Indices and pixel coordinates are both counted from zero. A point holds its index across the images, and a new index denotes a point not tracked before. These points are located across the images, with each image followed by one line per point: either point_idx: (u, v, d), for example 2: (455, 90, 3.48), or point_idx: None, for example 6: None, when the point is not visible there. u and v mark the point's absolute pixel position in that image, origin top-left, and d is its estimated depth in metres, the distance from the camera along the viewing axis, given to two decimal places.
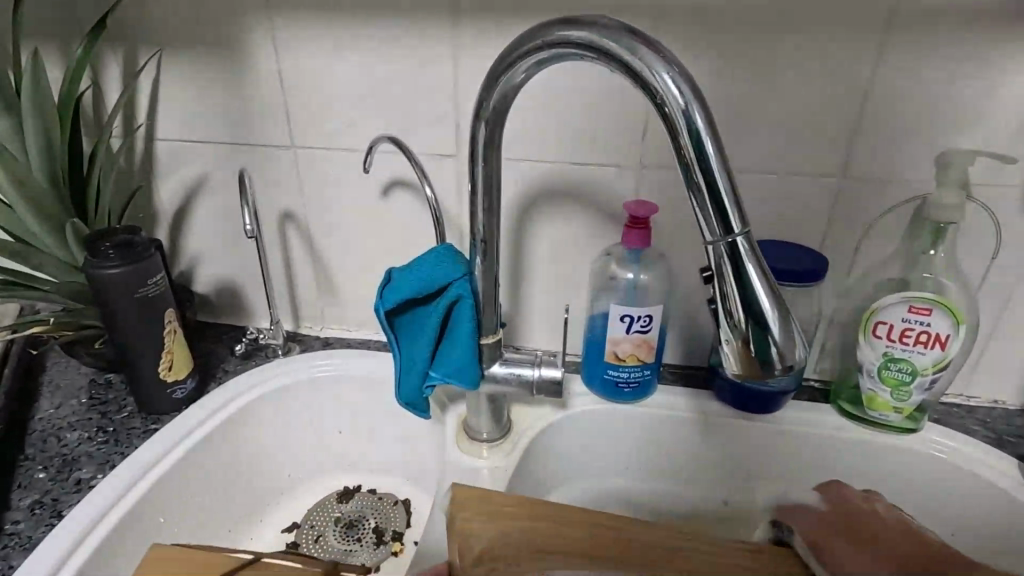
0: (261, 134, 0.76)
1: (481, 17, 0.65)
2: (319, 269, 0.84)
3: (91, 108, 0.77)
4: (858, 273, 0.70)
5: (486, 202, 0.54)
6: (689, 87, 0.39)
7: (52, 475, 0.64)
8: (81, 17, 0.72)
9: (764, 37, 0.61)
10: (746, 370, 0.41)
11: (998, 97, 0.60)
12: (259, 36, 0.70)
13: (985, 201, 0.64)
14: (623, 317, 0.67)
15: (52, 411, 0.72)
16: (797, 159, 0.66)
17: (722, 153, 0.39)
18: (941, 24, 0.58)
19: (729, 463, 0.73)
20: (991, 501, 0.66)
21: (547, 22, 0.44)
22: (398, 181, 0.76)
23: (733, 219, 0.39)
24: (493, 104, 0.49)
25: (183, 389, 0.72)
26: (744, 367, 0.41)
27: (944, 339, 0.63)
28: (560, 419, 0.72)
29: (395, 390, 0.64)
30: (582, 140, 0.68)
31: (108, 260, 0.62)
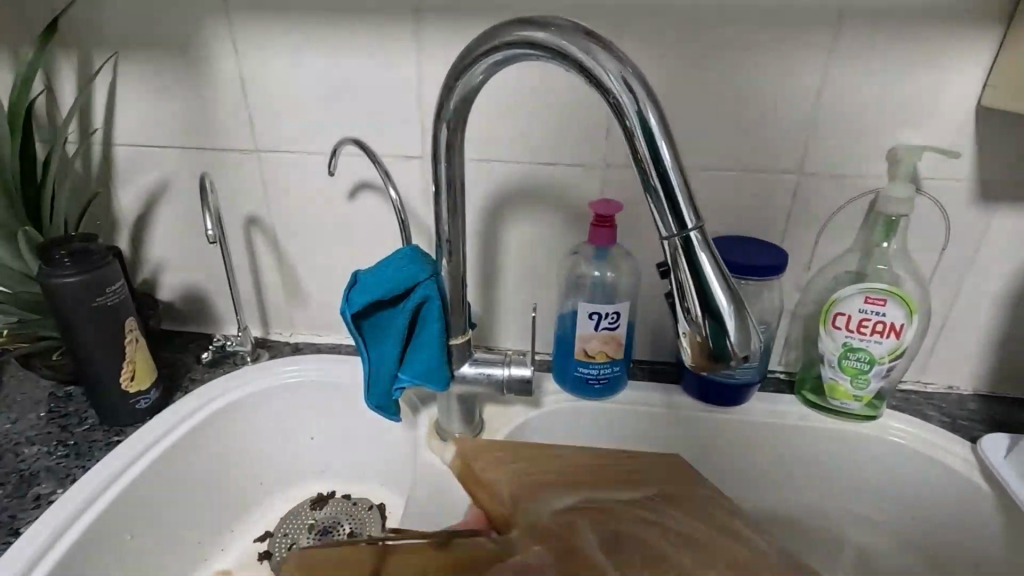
0: (223, 138, 0.75)
1: (443, 18, 0.66)
2: (286, 273, 0.83)
3: (44, 113, 0.75)
4: (817, 267, 0.72)
5: (450, 202, 0.54)
6: (642, 87, 0.40)
7: (9, 491, 0.62)
8: (31, 21, 0.70)
9: (720, 36, 0.62)
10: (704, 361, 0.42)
11: (942, 94, 0.62)
12: (219, 39, 0.69)
13: (933, 194, 0.67)
14: (592, 314, 0.68)
15: (9, 426, 0.70)
16: (756, 156, 0.67)
17: (675, 151, 0.40)
18: (886, 24, 0.60)
19: (699, 455, 0.74)
20: (947, 482, 0.68)
21: (505, 24, 0.44)
22: (365, 183, 0.75)
23: (688, 215, 0.39)
24: (454, 105, 0.49)
25: (147, 400, 0.70)
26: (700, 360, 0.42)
27: (898, 329, 0.65)
28: (532, 418, 0.72)
29: (365, 394, 0.63)
30: (547, 140, 0.69)
31: (63, 268, 0.61)
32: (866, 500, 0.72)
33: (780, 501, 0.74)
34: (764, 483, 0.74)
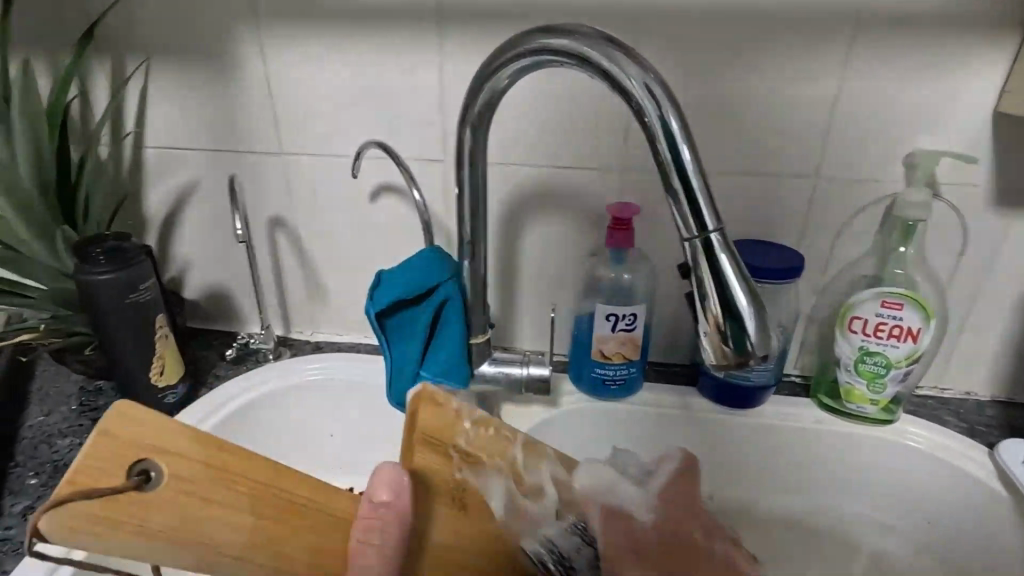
0: (250, 141, 0.77)
1: (465, 26, 0.67)
2: (308, 273, 0.85)
3: (79, 117, 0.78)
4: (833, 271, 0.73)
5: (473, 204, 0.56)
6: (665, 92, 0.41)
7: (44, 481, 0.65)
8: (69, 28, 0.73)
9: (740, 42, 0.63)
10: (412, 403, 0.51)
11: (960, 101, 0.63)
12: (247, 45, 0.72)
13: (951, 200, 0.67)
14: (609, 316, 0.69)
15: (41, 418, 0.72)
16: (774, 161, 0.68)
17: (696, 154, 0.41)
18: (905, 32, 0.61)
19: (714, 458, 0.75)
20: (964, 487, 0.68)
21: (529, 32, 0.45)
22: (386, 186, 0.77)
23: (709, 217, 0.41)
24: (479, 108, 0.51)
25: (174, 394, 0.72)
26: (417, 405, 0.51)
27: (915, 333, 0.66)
28: (549, 418, 0.73)
29: (386, 391, 0.65)
30: (566, 144, 0.70)
31: (98, 265, 0.63)
32: (882, 504, 0.73)
33: (795, 504, 0.75)
34: (778, 486, 0.75)
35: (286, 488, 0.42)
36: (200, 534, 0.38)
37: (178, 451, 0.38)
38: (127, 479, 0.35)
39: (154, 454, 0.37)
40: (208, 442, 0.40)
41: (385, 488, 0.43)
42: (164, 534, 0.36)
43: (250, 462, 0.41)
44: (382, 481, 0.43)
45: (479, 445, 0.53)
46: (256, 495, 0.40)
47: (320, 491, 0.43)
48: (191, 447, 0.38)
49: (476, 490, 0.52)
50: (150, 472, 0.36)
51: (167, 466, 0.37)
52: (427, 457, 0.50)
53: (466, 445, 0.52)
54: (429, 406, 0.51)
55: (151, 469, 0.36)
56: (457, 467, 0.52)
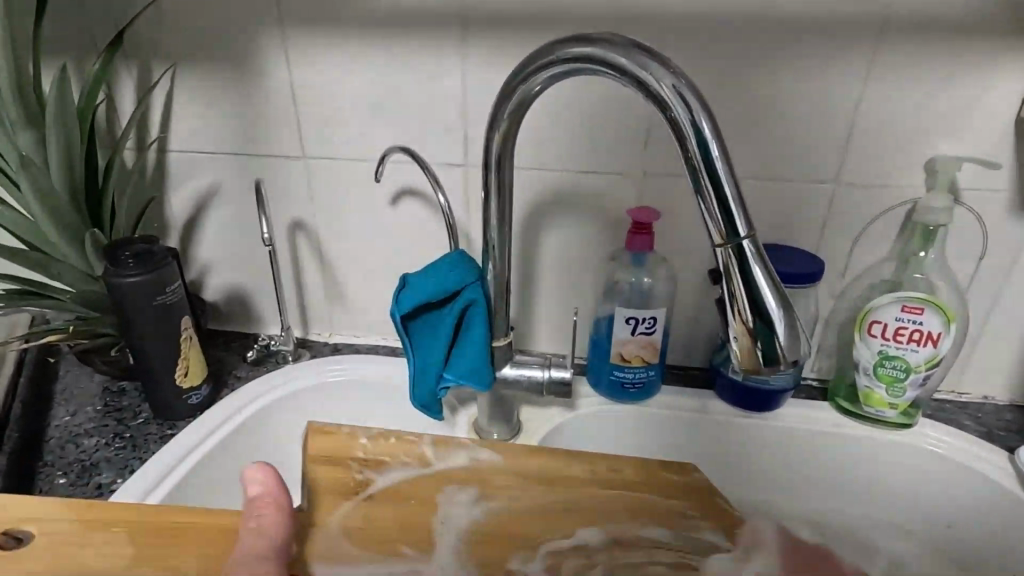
0: (273, 145, 0.78)
1: (489, 33, 0.68)
2: (328, 276, 0.85)
3: (104, 122, 0.79)
4: (853, 276, 0.73)
5: (500, 209, 0.56)
6: (698, 100, 0.42)
7: (73, 480, 0.66)
8: (97, 35, 0.74)
9: (763, 48, 0.64)
10: (308, 437, 0.65)
11: (983, 107, 0.63)
12: (273, 52, 0.72)
13: (971, 205, 0.67)
14: (629, 320, 0.69)
15: (68, 418, 0.73)
16: (794, 166, 0.69)
17: (729, 162, 0.42)
18: (928, 38, 0.61)
19: (732, 461, 0.75)
20: (983, 491, 0.68)
21: (561, 40, 0.46)
22: (407, 190, 0.78)
23: (740, 224, 0.41)
24: (508, 114, 0.51)
25: (199, 395, 0.73)
26: (308, 438, 0.65)
27: (935, 337, 0.66)
28: (568, 420, 0.74)
29: (410, 393, 0.66)
30: (587, 148, 0.71)
31: (128, 268, 0.64)
32: (900, 509, 0.73)
33: (813, 508, 0.75)
34: (796, 489, 0.75)
35: (141, 512, 0.57)
36: (86, 557, 0.54)
37: (40, 515, 0.56)
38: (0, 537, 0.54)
39: (28, 522, 0.55)
40: (76, 505, 0.57)
41: (258, 480, 0.53)
42: (65, 560, 0.53)
43: (114, 508, 0.58)
44: (250, 479, 0.53)
45: (379, 454, 0.64)
46: (137, 528, 0.56)
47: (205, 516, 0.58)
48: (49, 510, 0.57)
49: (380, 484, 0.62)
50: (23, 534, 0.55)
51: (35, 527, 0.55)
52: (332, 471, 0.63)
53: (365, 455, 0.64)
54: (322, 436, 0.65)
55: (24, 534, 0.55)
56: (357, 470, 0.63)
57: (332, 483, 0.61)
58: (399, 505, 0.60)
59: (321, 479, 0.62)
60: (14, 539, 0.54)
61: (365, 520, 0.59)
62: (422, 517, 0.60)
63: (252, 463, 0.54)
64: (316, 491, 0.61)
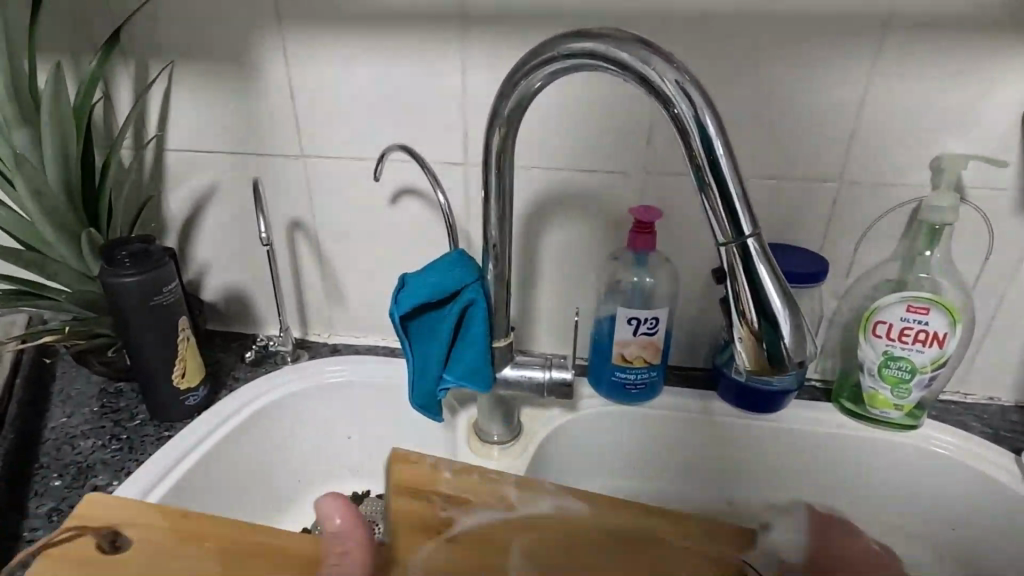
0: (273, 144, 0.77)
1: (490, 29, 0.67)
2: (327, 276, 0.85)
3: (101, 121, 0.78)
4: (856, 275, 0.72)
5: (499, 207, 0.56)
6: (702, 96, 0.41)
7: (68, 482, 0.65)
8: (95, 33, 0.73)
9: (766, 45, 0.63)
10: (390, 469, 0.61)
11: (988, 103, 0.62)
12: (272, 49, 0.72)
13: (977, 203, 0.66)
14: (631, 320, 0.69)
15: (64, 420, 0.73)
16: (797, 164, 0.68)
17: (733, 159, 0.41)
18: (932, 34, 0.61)
19: (734, 462, 0.75)
20: (988, 493, 0.68)
21: (562, 35, 0.45)
22: (407, 189, 0.77)
23: (745, 222, 0.41)
24: (509, 112, 0.50)
25: (196, 396, 0.73)
26: (392, 470, 0.61)
27: (941, 338, 0.65)
28: (569, 422, 0.73)
29: (409, 394, 0.65)
30: (589, 146, 0.70)
31: (124, 268, 0.63)
32: (904, 511, 0.72)
33: (816, 510, 0.74)
34: (798, 491, 0.74)
35: (218, 531, 0.53)
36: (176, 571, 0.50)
37: (138, 522, 0.53)
38: (96, 538, 0.51)
39: (119, 526, 0.52)
40: (167, 514, 0.54)
41: (331, 510, 0.52)
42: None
43: (207, 522, 0.54)
44: (326, 510, 0.52)
45: (464, 491, 0.60)
46: (239, 553, 0.52)
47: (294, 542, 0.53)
48: (154, 517, 0.53)
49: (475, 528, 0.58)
50: (118, 542, 0.51)
51: (132, 534, 0.52)
52: (414, 504, 0.58)
53: (449, 492, 0.60)
54: (405, 466, 0.61)
55: (119, 541, 0.51)
56: (442, 507, 0.59)
57: (406, 511, 0.58)
58: (473, 540, 0.57)
59: (412, 507, 0.58)
60: (108, 545, 0.51)
61: (446, 561, 0.55)
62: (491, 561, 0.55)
63: (325, 494, 0.53)
64: (404, 526, 0.57)
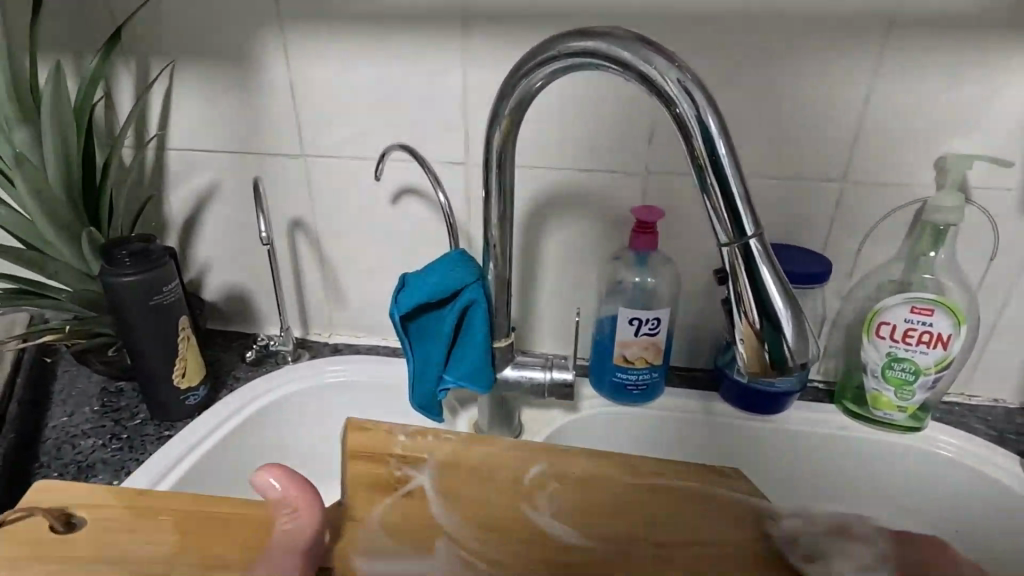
0: (273, 143, 0.77)
1: (491, 28, 0.67)
2: (328, 275, 0.85)
3: (102, 120, 0.78)
4: (860, 276, 0.72)
5: (500, 207, 0.55)
6: (704, 95, 0.40)
7: (68, 482, 0.65)
8: (96, 32, 0.73)
9: (769, 44, 0.63)
10: (345, 435, 0.59)
11: (994, 104, 0.62)
12: (272, 47, 0.72)
13: (982, 204, 0.66)
14: (632, 320, 0.68)
15: (65, 419, 0.73)
16: (800, 165, 0.67)
17: (736, 158, 0.41)
18: (937, 34, 0.60)
19: (736, 464, 0.74)
20: (993, 496, 0.67)
21: (563, 33, 0.45)
22: (407, 188, 0.77)
23: (748, 222, 0.40)
24: (509, 111, 0.50)
25: (196, 396, 0.72)
26: (345, 435, 0.60)
27: (945, 339, 0.65)
28: (570, 423, 0.73)
29: (409, 395, 0.65)
30: (590, 146, 0.70)
31: (124, 267, 0.63)
32: (908, 513, 0.71)
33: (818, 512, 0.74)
34: (801, 493, 0.74)
35: (170, 503, 0.53)
36: (137, 548, 0.49)
37: (90, 500, 0.53)
38: (48, 518, 0.51)
39: (70, 506, 0.52)
40: (129, 493, 0.54)
41: (276, 481, 0.49)
42: (108, 551, 0.49)
43: (179, 496, 0.54)
44: (263, 484, 0.49)
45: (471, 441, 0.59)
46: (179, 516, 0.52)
47: (229, 506, 0.53)
48: (107, 496, 0.53)
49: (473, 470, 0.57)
50: (73, 521, 0.51)
51: (88, 513, 0.52)
52: (420, 444, 0.59)
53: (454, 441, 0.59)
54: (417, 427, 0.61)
55: (74, 520, 0.51)
56: (396, 466, 0.57)
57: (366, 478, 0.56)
58: (431, 492, 0.55)
59: (372, 469, 0.57)
60: (62, 525, 0.51)
61: (441, 491, 0.55)
62: (467, 525, 0.52)
63: (262, 467, 0.50)
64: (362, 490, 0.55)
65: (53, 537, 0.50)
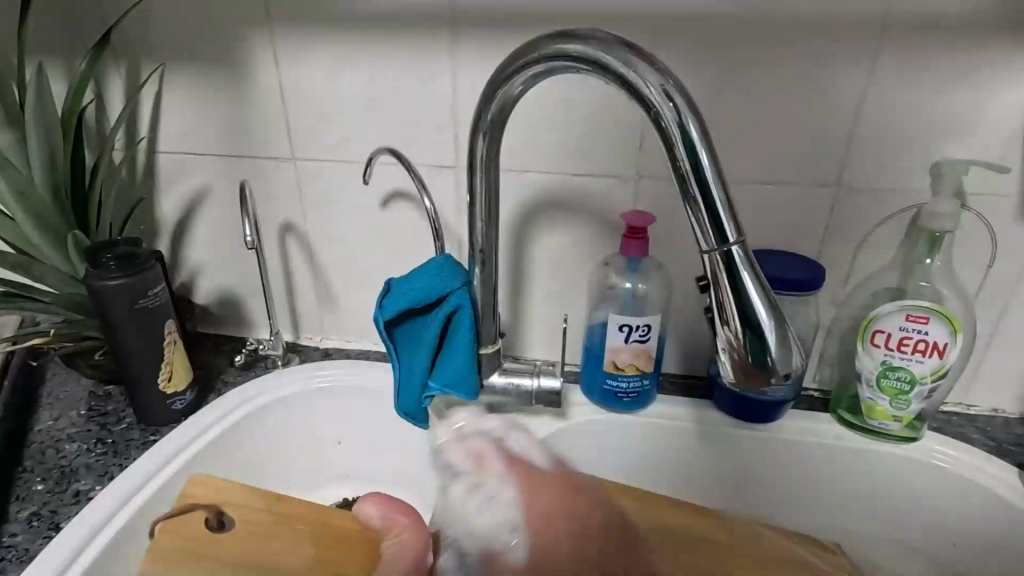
0: (263, 147, 0.76)
1: (481, 31, 0.66)
2: (319, 279, 0.84)
3: (93, 122, 0.78)
4: (854, 283, 0.71)
5: (485, 212, 0.55)
6: (684, 99, 0.40)
7: (51, 487, 0.64)
8: (86, 34, 0.73)
9: (761, 46, 0.62)
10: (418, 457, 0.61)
11: (990, 108, 0.61)
12: (262, 51, 0.71)
13: (980, 210, 0.65)
14: (622, 327, 0.67)
15: (51, 423, 0.72)
16: (793, 169, 0.66)
17: (717, 163, 0.40)
18: (931, 36, 0.59)
19: (729, 473, 0.73)
20: (991, 508, 0.66)
21: (544, 37, 0.44)
22: (398, 193, 0.76)
23: (729, 229, 0.39)
24: (493, 116, 0.50)
25: (182, 401, 0.72)
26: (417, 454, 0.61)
27: (942, 348, 0.63)
28: (558, 430, 0.72)
29: (394, 401, 0.64)
30: (581, 150, 0.69)
31: (108, 271, 0.63)
32: (904, 525, 0.70)
33: (813, 522, 0.72)
34: (795, 503, 0.73)
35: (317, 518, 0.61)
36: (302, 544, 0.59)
37: (234, 501, 0.60)
38: (204, 513, 0.58)
39: (221, 505, 0.59)
40: (265, 496, 0.61)
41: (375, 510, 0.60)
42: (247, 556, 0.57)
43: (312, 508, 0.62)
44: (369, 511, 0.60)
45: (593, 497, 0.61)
46: (311, 532, 0.60)
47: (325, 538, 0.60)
48: (252, 500, 0.61)
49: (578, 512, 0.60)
50: (223, 520, 0.58)
51: (233, 514, 0.59)
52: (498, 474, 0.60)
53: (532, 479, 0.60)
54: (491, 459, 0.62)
55: (224, 519, 0.59)
56: None
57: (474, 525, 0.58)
58: None
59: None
60: (213, 522, 0.58)
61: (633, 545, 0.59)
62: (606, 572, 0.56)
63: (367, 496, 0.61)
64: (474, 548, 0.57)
65: (206, 533, 0.57)
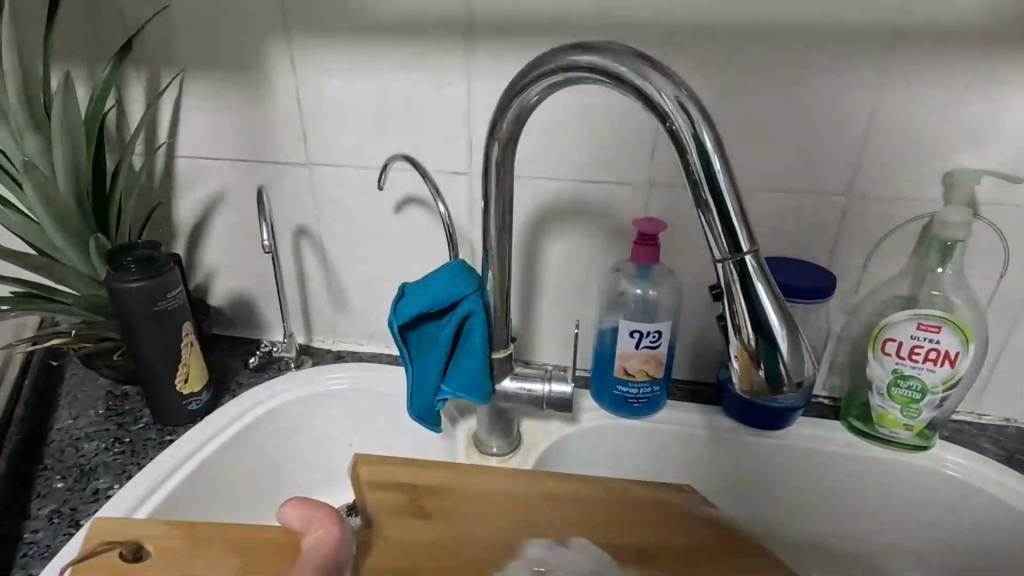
0: (279, 152, 0.78)
1: (496, 40, 0.67)
2: (332, 282, 0.85)
3: (114, 127, 0.80)
4: (865, 291, 0.71)
5: (499, 219, 0.55)
6: (699, 110, 0.40)
7: (70, 485, 0.66)
8: (109, 41, 0.75)
9: (773, 56, 0.62)
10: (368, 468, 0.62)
11: (1003, 117, 0.61)
12: (280, 58, 0.72)
13: (992, 219, 0.65)
14: (633, 333, 0.68)
15: (69, 422, 0.74)
16: (805, 178, 0.67)
17: (731, 173, 0.40)
18: (944, 47, 0.59)
19: (738, 479, 0.73)
20: (1003, 519, 0.65)
21: (560, 48, 0.45)
22: (411, 198, 0.77)
23: (743, 238, 0.40)
24: (508, 125, 0.50)
25: (198, 401, 0.73)
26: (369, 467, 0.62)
27: (953, 357, 0.63)
28: (568, 435, 0.72)
29: (407, 404, 0.65)
30: (593, 157, 0.70)
31: (129, 274, 0.64)
32: (914, 534, 0.70)
33: (822, 529, 0.72)
34: (804, 510, 0.73)
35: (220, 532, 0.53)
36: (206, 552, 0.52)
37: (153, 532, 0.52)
38: (120, 548, 0.51)
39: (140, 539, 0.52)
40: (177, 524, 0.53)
41: (296, 518, 0.52)
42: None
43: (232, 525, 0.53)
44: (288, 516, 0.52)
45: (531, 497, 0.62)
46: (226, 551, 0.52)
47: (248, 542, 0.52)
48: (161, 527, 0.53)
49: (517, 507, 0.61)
50: (141, 551, 0.51)
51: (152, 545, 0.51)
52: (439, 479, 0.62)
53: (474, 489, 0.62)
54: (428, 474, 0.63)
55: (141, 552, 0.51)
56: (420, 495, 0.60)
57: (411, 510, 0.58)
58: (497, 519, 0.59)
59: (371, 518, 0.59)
60: (131, 556, 0.50)
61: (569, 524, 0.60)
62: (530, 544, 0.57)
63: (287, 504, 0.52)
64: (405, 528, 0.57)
65: (121, 569, 0.50)
